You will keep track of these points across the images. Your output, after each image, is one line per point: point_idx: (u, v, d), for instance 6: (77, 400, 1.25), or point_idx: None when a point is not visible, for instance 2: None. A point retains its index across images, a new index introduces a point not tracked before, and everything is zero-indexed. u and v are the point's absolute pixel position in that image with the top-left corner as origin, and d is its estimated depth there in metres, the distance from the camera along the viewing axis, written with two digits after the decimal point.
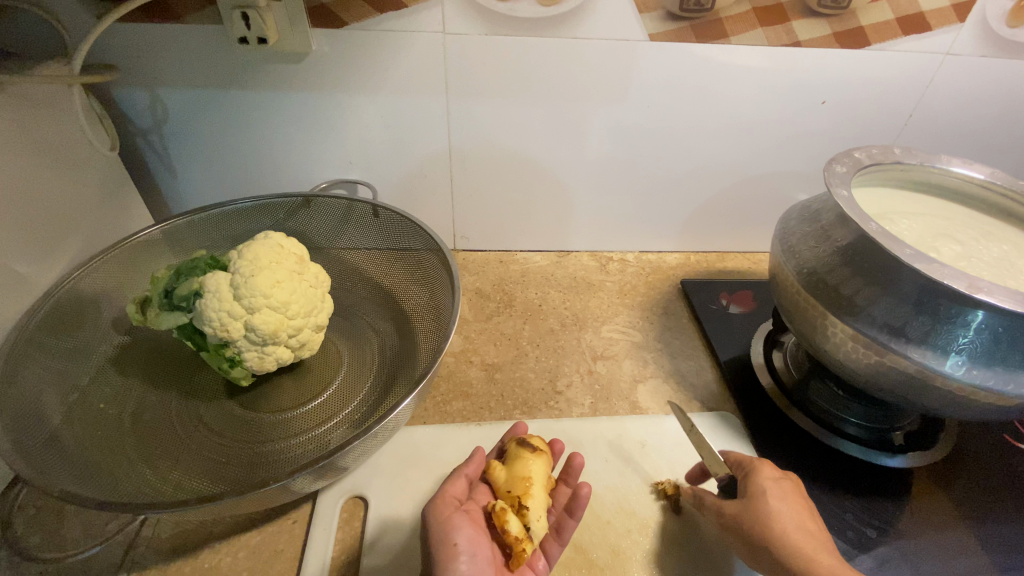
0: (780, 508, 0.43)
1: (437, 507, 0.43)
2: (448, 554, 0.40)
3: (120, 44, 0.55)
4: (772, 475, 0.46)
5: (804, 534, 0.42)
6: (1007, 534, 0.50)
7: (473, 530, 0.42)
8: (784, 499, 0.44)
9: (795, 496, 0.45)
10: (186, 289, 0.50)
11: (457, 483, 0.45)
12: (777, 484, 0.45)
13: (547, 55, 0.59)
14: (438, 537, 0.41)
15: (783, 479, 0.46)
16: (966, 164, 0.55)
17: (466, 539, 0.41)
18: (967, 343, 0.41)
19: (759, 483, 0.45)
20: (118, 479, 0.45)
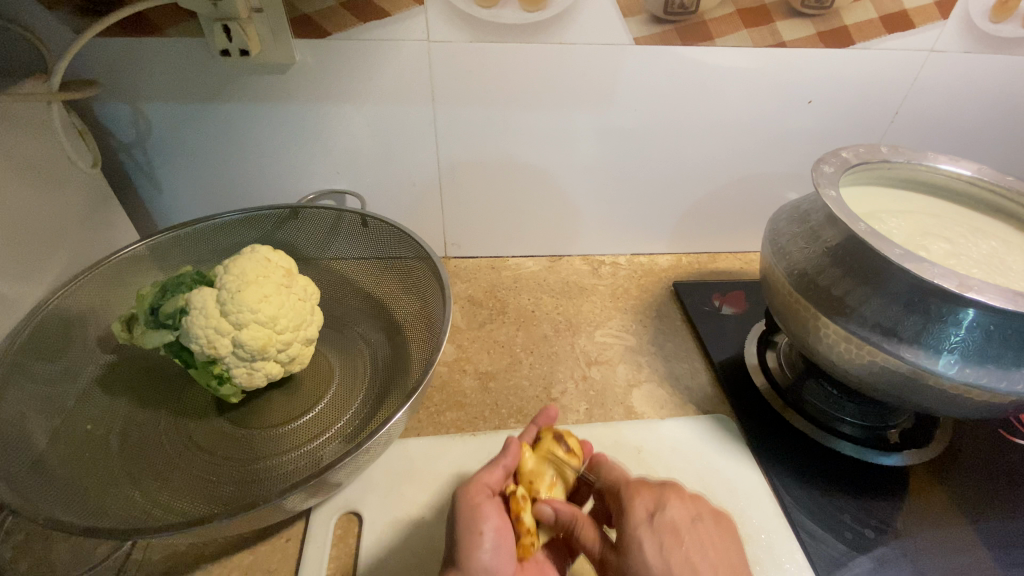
0: (655, 563, 0.37)
1: (468, 492, 0.42)
2: (472, 538, 0.39)
3: (100, 59, 0.54)
4: (647, 512, 0.40)
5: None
6: (1005, 531, 0.50)
7: (502, 519, 0.41)
8: (660, 548, 0.38)
9: (682, 534, 0.39)
10: (173, 306, 0.50)
11: (493, 470, 0.44)
12: (650, 526, 0.39)
13: (533, 62, 0.59)
14: (466, 523, 0.40)
15: (664, 515, 0.40)
16: (953, 160, 0.55)
17: (492, 530, 0.40)
18: (959, 341, 0.41)
19: (631, 535, 0.39)
20: (107, 503, 0.44)
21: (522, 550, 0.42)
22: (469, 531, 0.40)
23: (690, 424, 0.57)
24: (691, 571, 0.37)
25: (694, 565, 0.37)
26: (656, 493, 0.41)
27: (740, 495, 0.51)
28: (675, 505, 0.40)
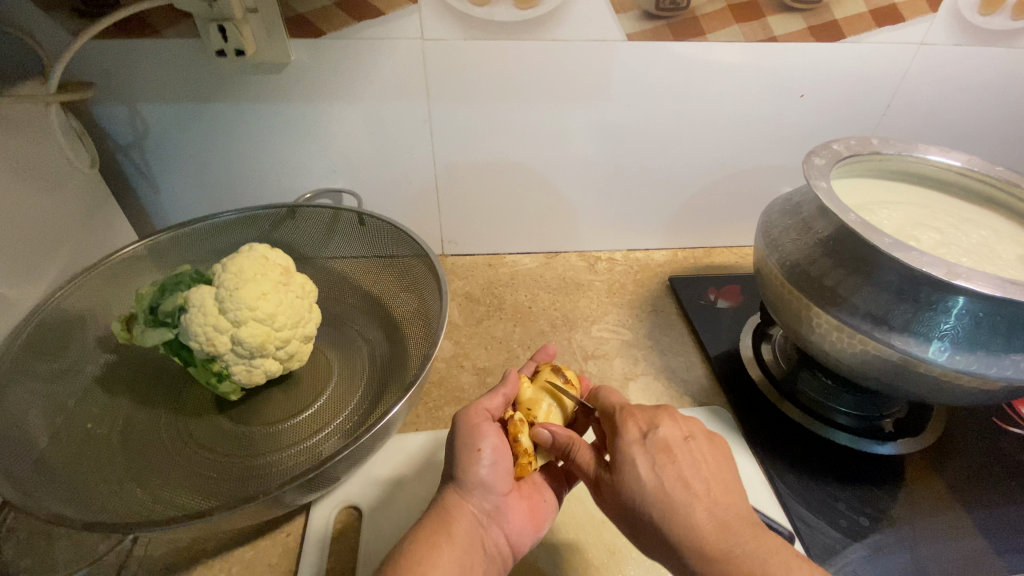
0: (647, 478, 0.38)
1: (468, 414, 0.43)
2: (470, 455, 0.41)
3: (96, 61, 0.55)
4: (639, 433, 0.40)
5: (691, 496, 0.37)
6: (999, 517, 0.51)
7: (501, 440, 0.42)
8: (652, 464, 0.38)
9: (675, 451, 0.39)
10: (172, 304, 0.50)
11: (491, 397, 0.45)
12: (642, 445, 0.39)
13: (527, 58, 0.59)
14: (464, 440, 0.42)
15: (656, 434, 0.39)
16: (943, 152, 0.55)
17: (491, 448, 0.42)
18: (950, 328, 0.41)
19: (623, 452, 0.39)
20: (108, 500, 0.45)
21: (521, 470, 0.43)
22: (468, 448, 0.42)
23: (687, 415, 0.58)
24: (683, 485, 0.37)
25: (687, 478, 0.37)
26: (650, 416, 0.41)
27: None
28: (667, 425, 0.40)
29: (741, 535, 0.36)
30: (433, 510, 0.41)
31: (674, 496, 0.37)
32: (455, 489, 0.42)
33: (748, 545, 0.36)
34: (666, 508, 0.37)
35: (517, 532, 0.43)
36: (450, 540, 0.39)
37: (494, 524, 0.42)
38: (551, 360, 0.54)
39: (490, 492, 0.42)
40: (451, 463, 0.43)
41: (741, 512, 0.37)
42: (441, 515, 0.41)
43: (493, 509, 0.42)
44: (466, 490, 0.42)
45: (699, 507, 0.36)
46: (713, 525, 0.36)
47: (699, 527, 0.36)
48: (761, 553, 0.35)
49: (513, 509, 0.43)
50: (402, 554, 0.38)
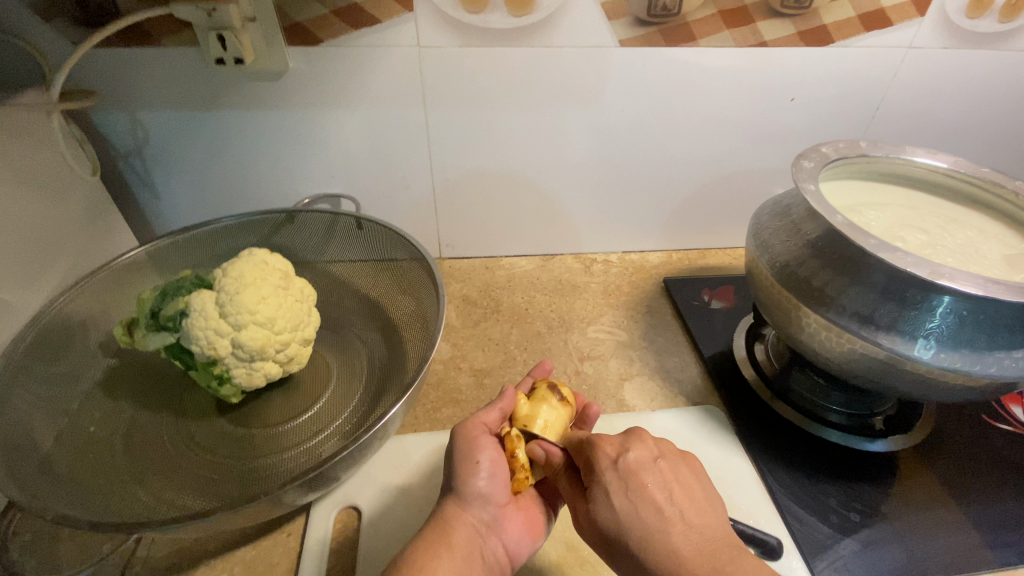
0: (621, 506, 0.39)
1: (465, 427, 0.44)
2: (468, 467, 0.43)
3: (97, 69, 0.56)
4: (610, 459, 0.41)
5: (664, 521, 0.38)
6: (987, 512, 0.52)
7: (498, 453, 0.44)
8: (624, 491, 0.39)
9: (647, 475, 0.40)
10: (173, 309, 0.51)
11: (488, 411, 0.46)
12: (615, 472, 0.40)
13: (522, 64, 0.60)
14: (463, 452, 0.43)
15: (627, 460, 0.40)
16: (930, 153, 0.56)
17: (488, 460, 0.43)
18: (935, 327, 0.42)
19: (597, 480, 0.40)
20: (111, 501, 0.46)
21: (518, 485, 0.44)
22: (466, 460, 0.43)
23: (681, 415, 0.59)
24: (656, 511, 0.38)
25: (659, 503, 0.39)
26: (619, 440, 0.42)
27: (729, 482, 0.53)
28: (637, 448, 0.41)
29: (715, 557, 0.38)
30: (433, 519, 0.42)
31: (648, 522, 0.38)
32: (454, 499, 0.43)
33: (723, 567, 0.37)
34: (640, 535, 0.38)
35: (515, 543, 0.43)
36: (450, 548, 0.40)
37: (493, 535, 0.43)
38: (548, 376, 0.54)
39: (488, 502, 0.43)
40: (449, 474, 0.44)
41: (713, 534, 0.39)
42: (441, 524, 0.42)
43: (492, 519, 0.43)
44: (465, 501, 0.43)
45: (672, 532, 0.38)
46: (688, 549, 0.37)
47: (673, 552, 0.37)
48: (738, 573, 0.37)
49: (511, 520, 0.44)
50: (404, 561, 0.40)
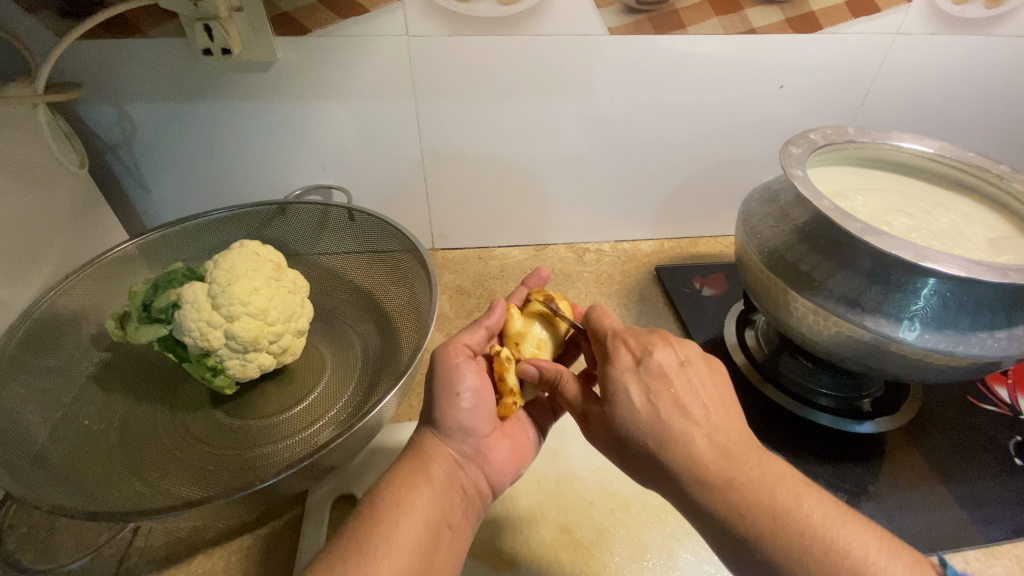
0: (640, 404, 0.38)
1: (449, 352, 0.45)
2: (449, 397, 0.43)
3: (82, 61, 0.55)
4: (633, 360, 0.40)
5: (687, 421, 0.37)
6: (972, 490, 0.53)
7: (480, 379, 0.45)
8: (645, 391, 0.38)
9: (670, 377, 0.38)
10: (164, 301, 0.52)
11: (473, 332, 0.47)
12: (636, 372, 0.39)
13: (510, 52, 0.60)
14: (445, 381, 0.43)
15: (652, 360, 0.39)
16: (916, 139, 0.57)
17: (470, 390, 0.44)
18: (919, 308, 0.43)
19: (616, 379, 0.39)
20: (108, 492, 0.46)
21: (504, 410, 0.45)
22: (448, 391, 0.43)
23: None
24: (678, 411, 0.37)
25: (682, 404, 0.37)
26: (643, 340, 0.41)
27: None
28: (662, 350, 0.40)
29: (742, 461, 0.36)
30: (411, 452, 0.43)
31: (669, 423, 0.37)
32: (433, 432, 0.44)
33: (751, 472, 0.36)
34: (659, 435, 0.37)
35: (496, 472, 0.45)
36: (428, 480, 0.41)
37: (473, 465, 0.44)
38: (543, 284, 0.55)
39: (469, 435, 0.44)
40: (430, 408, 0.45)
41: (741, 438, 0.37)
42: (422, 458, 0.42)
43: (472, 451, 0.44)
44: (446, 434, 0.44)
45: (695, 433, 0.37)
46: (711, 452, 0.36)
47: (694, 453, 0.36)
48: (765, 480, 0.36)
49: (493, 449, 0.45)
50: (382, 494, 0.39)
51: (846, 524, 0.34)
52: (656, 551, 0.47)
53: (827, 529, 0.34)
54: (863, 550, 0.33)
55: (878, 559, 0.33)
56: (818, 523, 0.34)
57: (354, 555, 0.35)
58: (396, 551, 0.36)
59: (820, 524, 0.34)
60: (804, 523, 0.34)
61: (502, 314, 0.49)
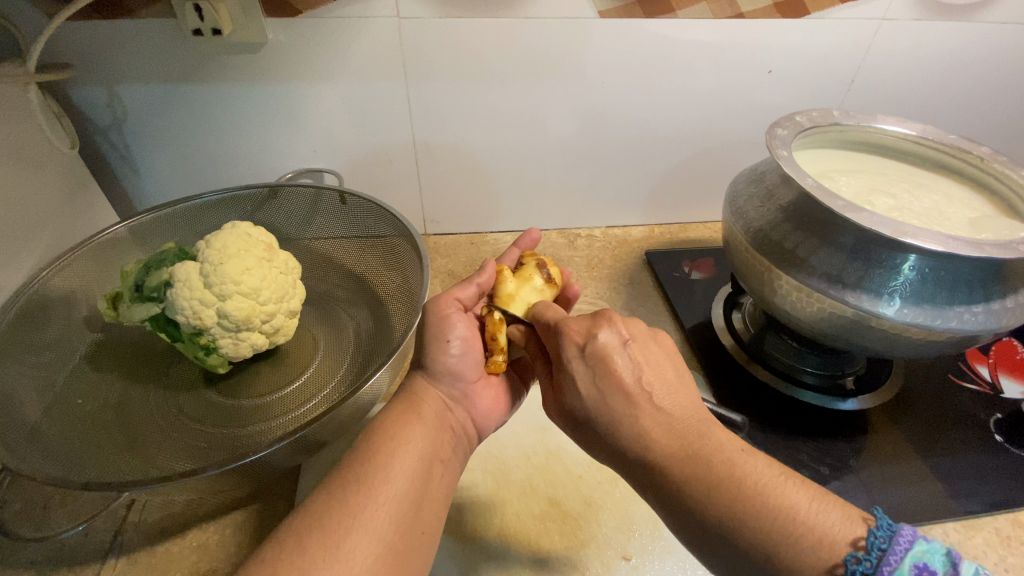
0: (588, 391, 0.39)
1: (440, 303, 0.46)
2: (439, 344, 0.45)
3: (72, 42, 0.55)
4: (577, 348, 0.40)
5: (630, 402, 0.38)
6: (951, 464, 0.54)
7: (469, 331, 0.46)
8: (591, 378, 0.39)
9: (612, 361, 0.38)
10: (157, 279, 0.52)
11: (464, 288, 0.48)
12: (582, 360, 0.39)
13: (501, 35, 0.60)
14: (435, 329, 0.45)
15: (594, 345, 0.39)
16: (899, 122, 0.58)
17: (459, 338, 0.45)
18: (899, 284, 0.44)
19: (565, 369, 0.40)
20: (102, 467, 0.46)
21: (492, 367, 0.46)
22: (437, 338, 0.46)
23: None
24: (623, 394, 0.38)
25: (626, 387, 0.38)
26: (587, 324, 0.41)
27: None
28: (606, 332, 0.40)
29: (685, 436, 0.36)
30: (404, 395, 0.44)
31: (616, 407, 0.38)
32: (424, 376, 0.46)
33: (690, 446, 0.36)
34: (608, 420, 0.38)
35: (482, 415, 0.46)
36: (420, 417, 0.42)
37: (461, 408, 0.45)
38: (534, 244, 0.59)
39: (458, 379, 0.45)
40: (422, 353, 0.46)
41: (687, 412, 0.38)
42: (412, 400, 0.43)
43: (460, 395, 0.45)
44: (435, 378, 0.45)
45: (641, 414, 0.37)
46: (657, 430, 0.37)
47: (640, 433, 0.37)
48: (702, 451, 0.35)
49: (479, 396, 0.47)
50: (377, 430, 0.40)
51: (781, 486, 0.34)
52: (643, 522, 0.48)
53: (759, 491, 0.33)
54: (792, 510, 0.32)
55: (808, 518, 0.32)
56: (750, 486, 0.34)
57: (355, 481, 0.36)
58: (395, 477, 0.37)
59: (754, 485, 0.34)
60: (739, 486, 0.34)
61: (493, 274, 0.50)
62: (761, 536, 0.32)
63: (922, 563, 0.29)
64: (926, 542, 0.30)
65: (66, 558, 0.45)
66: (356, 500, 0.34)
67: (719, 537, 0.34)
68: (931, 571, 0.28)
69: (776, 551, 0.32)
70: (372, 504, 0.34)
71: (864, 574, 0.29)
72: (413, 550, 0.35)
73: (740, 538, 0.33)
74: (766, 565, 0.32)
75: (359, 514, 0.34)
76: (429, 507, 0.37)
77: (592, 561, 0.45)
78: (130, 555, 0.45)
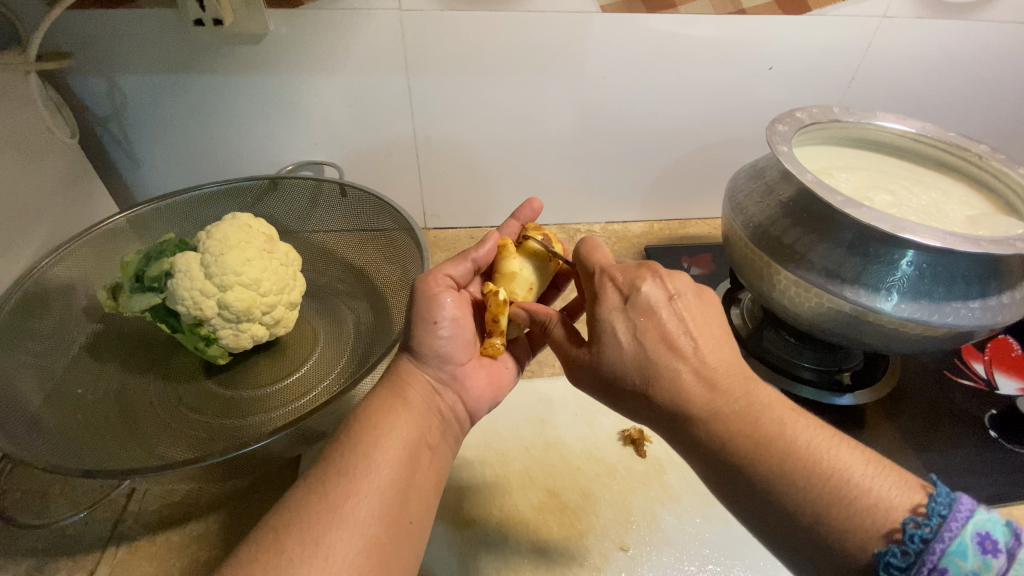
0: (628, 344, 0.38)
1: (426, 284, 0.45)
2: (427, 326, 0.44)
3: (72, 31, 0.55)
4: (620, 301, 0.39)
5: (673, 355, 0.37)
6: (945, 458, 0.55)
7: (459, 310, 0.45)
8: (631, 332, 0.38)
9: (657, 312, 0.38)
10: (157, 270, 0.52)
11: (455, 265, 0.48)
12: (624, 313, 0.39)
13: (502, 29, 0.60)
14: (423, 310, 0.44)
15: (637, 297, 0.39)
16: (898, 119, 0.58)
17: (448, 319, 0.45)
18: (896, 279, 0.44)
19: (605, 320, 0.39)
20: (102, 455, 0.46)
21: (491, 349, 0.47)
22: (425, 319, 0.44)
23: None
24: (666, 346, 0.37)
25: (670, 337, 0.37)
26: (631, 275, 0.40)
27: None
28: (650, 285, 0.39)
29: (731, 393, 0.35)
30: (388, 380, 0.44)
31: (657, 359, 0.37)
32: (410, 358, 0.45)
33: (737, 402, 0.35)
34: (647, 374, 0.37)
35: (473, 399, 0.46)
36: (405, 404, 0.41)
37: (449, 391, 0.45)
38: (535, 215, 0.57)
39: (446, 362, 0.45)
40: (408, 335, 0.45)
41: (733, 367, 0.37)
42: (397, 384, 0.43)
43: (449, 378, 0.45)
44: (422, 361, 0.45)
45: (683, 367, 0.36)
46: (699, 385, 0.36)
47: (682, 388, 0.36)
48: (750, 408, 0.35)
49: (470, 377, 0.46)
50: (361, 418, 0.40)
51: (834, 448, 0.33)
52: (641, 514, 0.49)
53: (811, 452, 0.32)
54: (847, 471, 0.32)
55: (864, 480, 0.31)
56: (802, 446, 0.33)
57: (335, 475, 0.35)
58: (379, 468, 0.36)
59: (804, 447, 0.33)
60: (788, 446, 0.33)
61: (490, 250, 0.50)
62: (810, 500, 0.31)
63: (983, 532, 0.27)
64: (987, 512, 0.28)
65: (66, 546, 0.45)
66: (336, 494, 0.34)
67: (764, 498, 0.33)
68: (994, 540, 0.27)
69: (828, 515, 0.31)
70: (352, 498, 0.34)
71: (921, 540, 0.28)
72: (400, 540, 0.35)
73: (787, 500, 0.32)
74: (815, 530, 0.31)
75: (341, 508, 0.34)
76: (416, 497, 0.37)
77: (590, 552, 0.46)
78: (130, 543, 0.45)
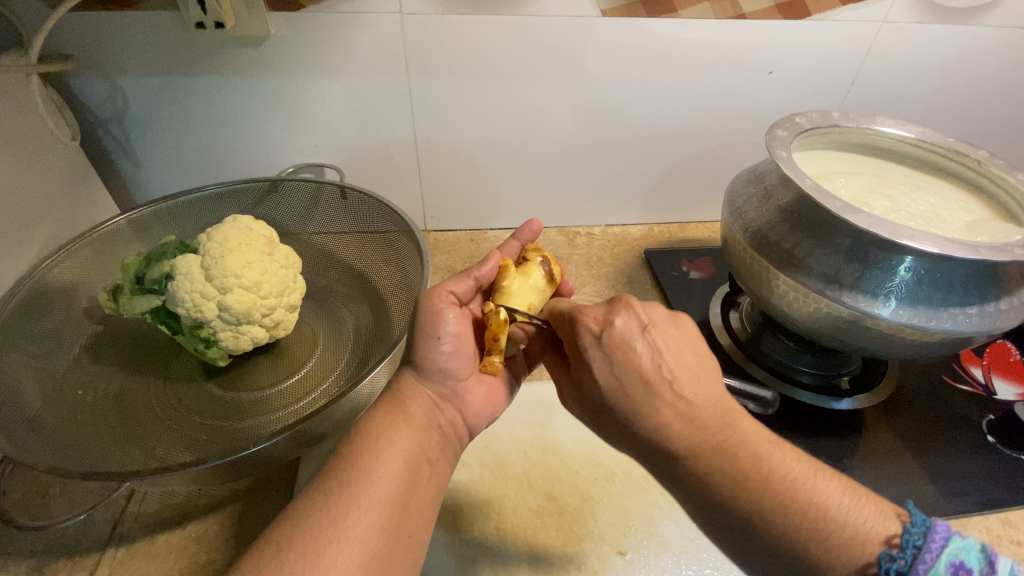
0: (605, 380, 0.38)
1: (431, 299, 0.45)
2: (431, 341, 0.44)
3: (74, 33, 0.55)
4: (593, 335, 0.39)
5: (653, 392, 0.37)
6: (943, 463, 0.55)
7: (462, 326, 0.45)
8: (609, 365, 0.38)
9: (633, 346, 0.38)
10: (158, 272, 0.52)
11: (459, 282, 0.47)
12: (599, 348, 0.38)
13: (503, 33, 0.61)
14: (426, 325, 0.44)
15: (612, 333, 0.38)
16: (898, 124, 0.58)
17: (451, 335, 0.44)
18: (895, 284, 0.45)
19: (582, 354, 0.39)
20: (102, 457, 0.47)
21: (489, 367, 0.47)
22: (429, 334, 0.44)
23: None
24: (645, 382, 0.37)
25: (648, 372, 0.37)
26: (606, 309, 0.40)
27: None
28: (625, 318, 0.39)
29: (708, 427, 0.36)
30: (390, 392, 0.44)
31: (639, 394, 0.37)
32: (412, 373, 0.45)
33: (714, 438, 0.35)
34: (629, 410, 0.37)
35: (472, 413, 0.46)
36: (407, 417, 0.41)
37: (450, 406, 0.45)
38: (534, 235, 0.58)
39: (447, 377, 0.45)
40: (410, 348, 0.46)
41: (711, 399, 0.37)
42: (398, 398, 0.43)
43: (450, 393, 0.45)
44: (424, 375, 0.45)
45: (662, 404, 0.36)
46: (681, 421, 0.36)
47: (661, 427, 0.36)
48: (727, 444, 0.35)
49: (470, 392, 0.47)
50: (363, 431, 0.40)
51: (812, 479, 0.34)
52: (639, 518, 0.49)
53: (789, 486, 0.33)
54: (823, 505, 0.32)
55: (838, 514, 0.32)
56: (780, 481, 0.33)
57: (337, 488, 0.35)
58: (380, 483, 0.36)
59: (782, 483, 0.33)
60: (767, 481, 0.33)
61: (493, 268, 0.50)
62: (787, 535, 0.32)
63: (957, 561, 0.28)
64: (961, 538, 0.29)
65: (66, 548, 0.45)
66: (337, 507, 0.34)
67: (744, 533, 0.34)
68: (968, 568, 0.28)
69: (804, 550, 0.32)
70: (354, 512, 0.34)
71: (897, 572, 0.29)
72: (400, 553, 0.35)
73: (767, 533, 0.33)
74: (795, 561, 0.32)
75: (342, 521, 0.34)
76: (416, 509, 0.38)
77: (588, 556, 0.46)
78: (129, 545, 0.45)
